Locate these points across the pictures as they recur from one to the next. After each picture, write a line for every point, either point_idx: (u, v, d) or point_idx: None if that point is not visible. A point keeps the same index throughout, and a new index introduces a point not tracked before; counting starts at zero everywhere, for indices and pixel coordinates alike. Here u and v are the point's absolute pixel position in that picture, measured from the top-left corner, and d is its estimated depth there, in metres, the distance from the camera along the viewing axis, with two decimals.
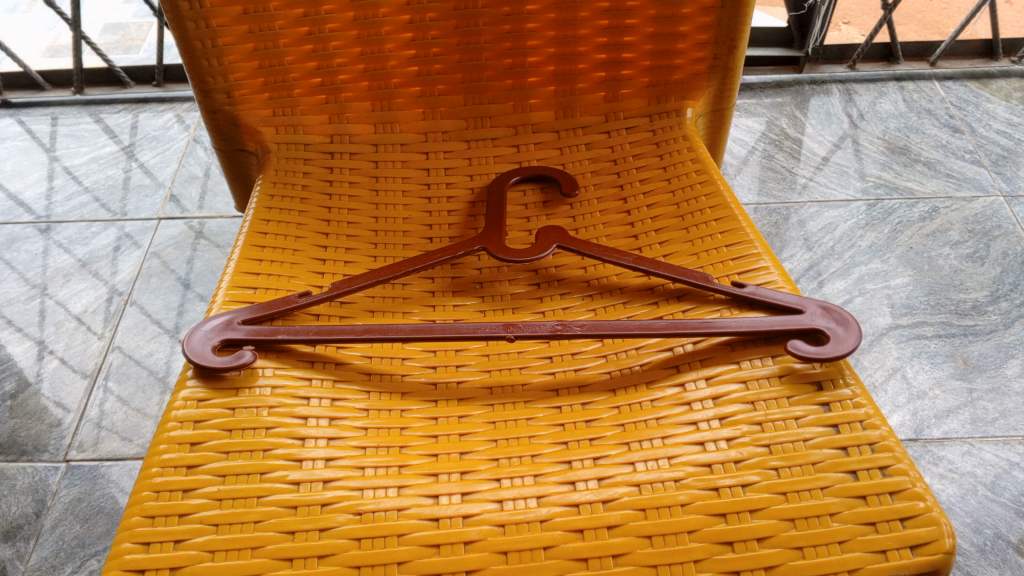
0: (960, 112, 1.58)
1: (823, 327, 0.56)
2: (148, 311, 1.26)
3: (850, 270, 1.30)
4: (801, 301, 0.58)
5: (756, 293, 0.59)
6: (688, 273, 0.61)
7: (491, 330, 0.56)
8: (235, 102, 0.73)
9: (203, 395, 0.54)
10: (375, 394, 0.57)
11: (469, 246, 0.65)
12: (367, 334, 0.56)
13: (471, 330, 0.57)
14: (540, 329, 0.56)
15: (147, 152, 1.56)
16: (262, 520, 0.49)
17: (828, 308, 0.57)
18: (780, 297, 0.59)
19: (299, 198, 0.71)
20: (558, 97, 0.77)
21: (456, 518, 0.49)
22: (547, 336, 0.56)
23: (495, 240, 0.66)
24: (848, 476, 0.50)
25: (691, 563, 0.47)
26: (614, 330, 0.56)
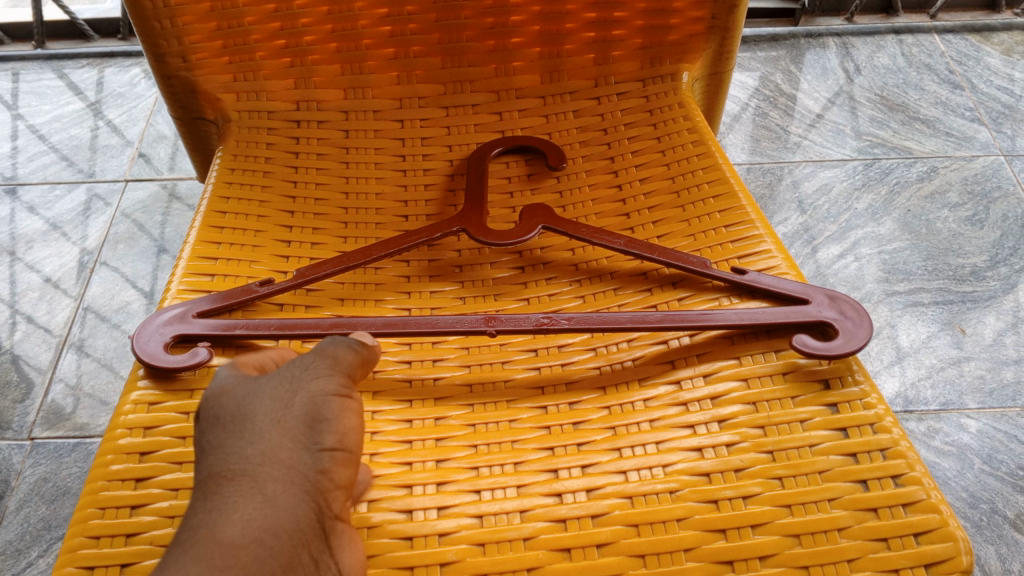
0: (960, 68, 1.52)
1: (830, 318, 0.52)
2: (119, 278, 1.21)
3: (846, 234, 1.25)
4: (806, 290, 0.54)
5: (760, 282, 0.55)
6: (683, 258, 0.57)
7: (470, 326, 0.52)
8: (192, 66, 0.67)
9: (154, 398, 0.50)
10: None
11: (446, 229, 0.60)
12: (334, 329, 0.52)
13: (450, 324, 0.52)
14: (524, 324, 0.52)
15: (114, 110, 1.48)
16: None
17: (836, 299, 0.53)
18: (787, 286, 0.55)
19: (261, 172, 0.66)
20: (544, 59, 0.71)
21: (431, 537, 0.45)
22: (530, 330, 0.52)
23: (475, 221, 0.61)
24: (857, 486, 0.46)
25: (681, 552, 0.44)
26: (602, 323, 0.52)
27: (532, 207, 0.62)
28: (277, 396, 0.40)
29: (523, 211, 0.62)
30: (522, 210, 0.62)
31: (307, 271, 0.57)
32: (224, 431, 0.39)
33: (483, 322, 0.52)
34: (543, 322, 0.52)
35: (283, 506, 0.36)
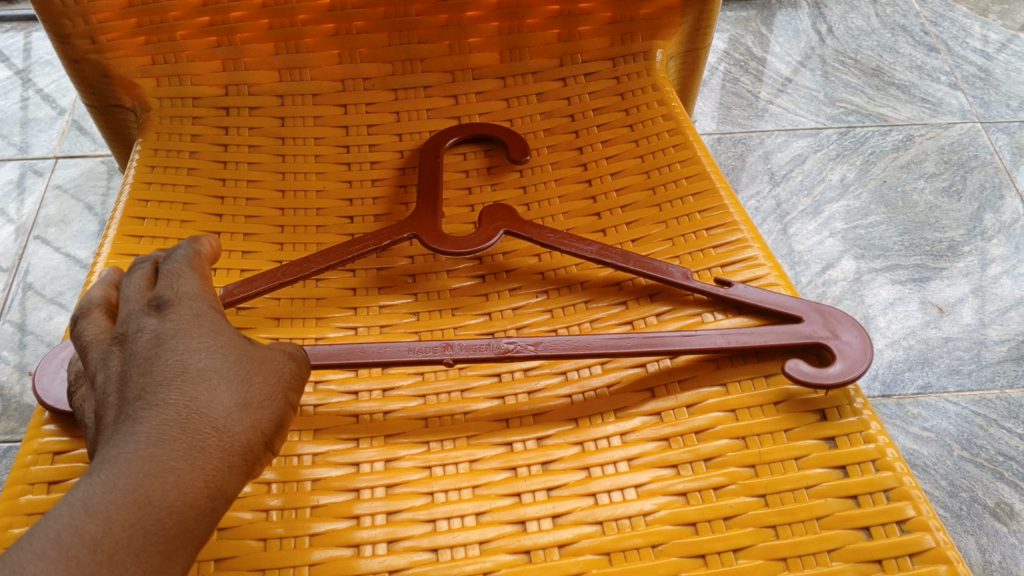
0: (936, 29, 1.47)
1: (823, 341, 0.46)
2: (54, 262, 1.11)
3: (820, 208, 1.20)
4: (796, 305, 0.48)
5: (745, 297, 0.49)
6: (660, 269, 0.51)
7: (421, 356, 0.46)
8: (102, 48, 0.59)
9: (61, 447, 0.45)
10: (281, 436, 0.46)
11: (397, 234, 0.53)
12: None
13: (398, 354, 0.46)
14: (482, 354, 0.46)
15: (43, 78, 1.37)
16: None
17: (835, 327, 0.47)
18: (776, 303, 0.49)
19: (185, 169, 0.58)
20: (503, 35, 0.64)
21: None
22: (494, 359, 0.46)
23: (428, 227, 0.54)
24: (860, 534, 0.41)
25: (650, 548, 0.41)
26: (573, 350, 0.46)
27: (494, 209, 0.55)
28: (262, 374, 0.37)
29: (483, 214, 0.55)
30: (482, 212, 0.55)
31: (236, 287, 0.50)
32: (204, 364, 0.36)
33: (435, 351, 0.46)
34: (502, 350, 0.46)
35: (238, 432, 0.35)
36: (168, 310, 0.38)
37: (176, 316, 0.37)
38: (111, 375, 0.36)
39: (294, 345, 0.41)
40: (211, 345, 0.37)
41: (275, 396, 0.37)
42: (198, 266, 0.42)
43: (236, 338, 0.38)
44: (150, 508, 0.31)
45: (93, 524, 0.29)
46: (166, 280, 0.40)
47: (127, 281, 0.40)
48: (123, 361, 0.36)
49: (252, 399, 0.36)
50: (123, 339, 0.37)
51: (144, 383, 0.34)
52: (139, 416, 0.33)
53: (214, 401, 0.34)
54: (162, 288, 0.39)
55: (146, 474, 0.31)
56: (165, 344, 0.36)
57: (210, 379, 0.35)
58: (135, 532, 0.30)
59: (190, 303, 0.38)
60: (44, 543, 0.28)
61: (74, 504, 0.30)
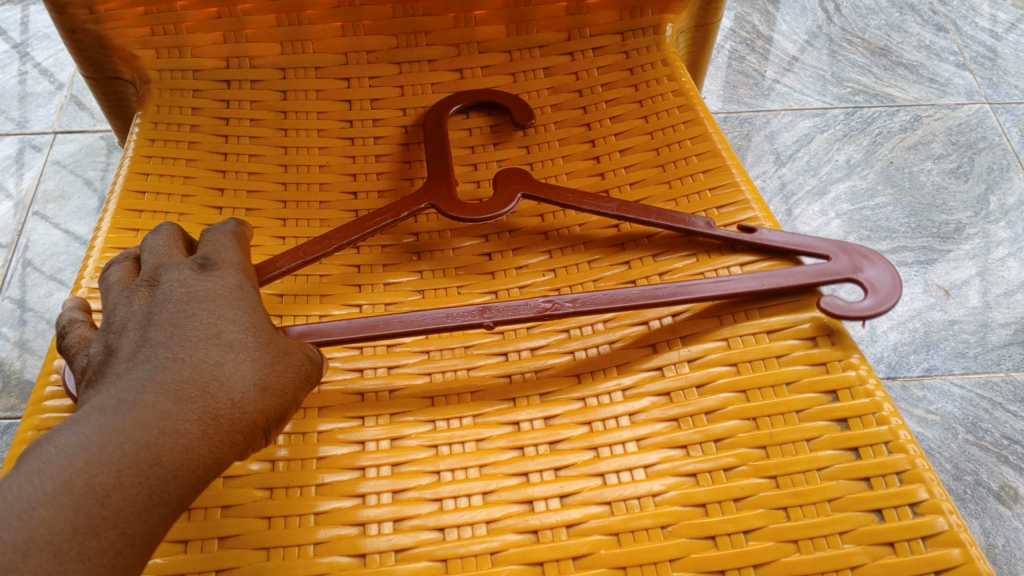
0: (944, 8, 1.45)
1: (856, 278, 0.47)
2: (53, 238, 1.10)
3: (826, 189, 1.19)
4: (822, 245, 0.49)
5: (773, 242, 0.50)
6: (683, 220, 0.50)
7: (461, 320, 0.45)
8: (100, 19, 0.58)
9: (63, 422, 0.44)
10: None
11: (414, 206, 0.52)
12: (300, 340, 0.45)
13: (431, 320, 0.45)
14: (526, 313, 0.45)
15: (41, 52, 1.35)
16: None
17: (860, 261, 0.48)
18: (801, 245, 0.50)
19: (186, 142, 0.57)
20: (510, 8, 0.63)
21: None
22: (531, 317, 0.45)
23: (444, 194, 0.53)
24: (872, 516, 0.40)
25: (667, 562, 0.40)
26: (611, 302, 0.45)
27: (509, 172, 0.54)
28: (285, 359, 0.39)
29: (497, 178, 0.54)
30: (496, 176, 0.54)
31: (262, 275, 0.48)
32: (236, 335, 0.38)
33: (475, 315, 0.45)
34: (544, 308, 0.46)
35: (250, 410, 0.36)
36: (211, 275, 0.40)
37: (215, 283, 0.40)
38: (140, 315, 0.39)
39: (315, 349, 0.43)
40: (243, 320, 0.39)
41: (291, 386, 0.39)
42: (241, 240, 0.45)
43: (266, 322, 0.40)
44: (157, 468, 0.32)
45: (104, 474, 0.31)
46: (212, 248, 0.43)
47: (153, 237, 0.44)
48: (155, 305, 0.39)
49: (269, 383, 0.38)
50: (160, 288, 0.40)
51: (174, 336, 0.37)
52: (163, 367, 0.35)
53: (237, 375, 0.36)
54: (207, 254, 0.42)
55: (157, 432, 0.33)
56: (199, 305, 0.38)
57: (237, 352, 0.37)
58: (140, 489, 0.32)
59: (230, 274, 0.41)
60: (57, 483, 0.30)
61: (89, 446, 0.32)
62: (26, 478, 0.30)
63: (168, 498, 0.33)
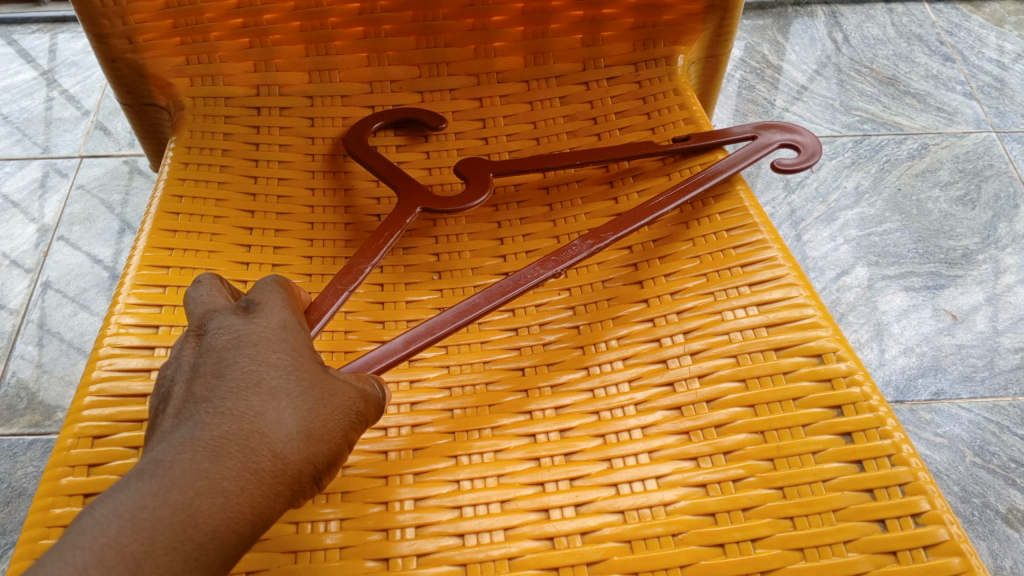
0: (951, 39, 1.48)
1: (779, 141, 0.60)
2: (77, 260, 1.13)
3: (835, 215, 1.21)
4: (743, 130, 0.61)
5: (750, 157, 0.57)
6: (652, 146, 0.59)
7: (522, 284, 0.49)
8: (138, 49, 0.61)
9: (100, 432, 0.47)
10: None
11: (406, 211, 0.54)
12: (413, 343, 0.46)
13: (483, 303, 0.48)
14: (582, 252, 0.51)
15: (68, 79, 1.39)
16: None
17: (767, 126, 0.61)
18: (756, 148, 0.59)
19: (218, 166, 0.60)
20: (527, 40, 0.66)
21: None
22: (588, 253, 0.51)
23: (424, 194, 0.55)
24: (876, 527, 0.42)
25: (677, 569, 0.42)
26: (642, 217, 0.53)
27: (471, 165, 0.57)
28: (329, 401, 0.38)
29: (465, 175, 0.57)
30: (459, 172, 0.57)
31: (314, 315, 0.46)
32: (279, 380, 0.36)
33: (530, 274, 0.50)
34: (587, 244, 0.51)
35: (293, 459, 0.35)
36: (254, 318, 0.39)
37: (259, 327, 0.38)
38: (185, 366, 0.38)
39: (373, 386, 0.42)
40: (288, 365, 0.37)
41: (339, 430, 0.37)
42: (286, 285, 0.43)
43: (312, 364, 0.39)
44: (194, 530, 0.31)
45: (138, 541, 0.30)
46: (256, 292, 0.41)
47: (196, 288, 0.43)
48: (199, 357, 0.37)
49: (315, 430, 0.36)
50: (204, 336, 0.39)
51: (216, 387, 0.35)
52: (202, 422, 0.34)
53: (279, 424, 0.35)
54: (251, 299, 0.41)
55: (196, 491, 0.32)
56: (241, 352, 0.37)
57: (280, 399, 0.36)
58: (175, 555, 0.30)
59: (276, 316, 0.40)
60: (90, 555, 0.29)
61: (124, 512, 0.30)
62: (58, 551, 0.29)
63: (208, 561, 0.31)
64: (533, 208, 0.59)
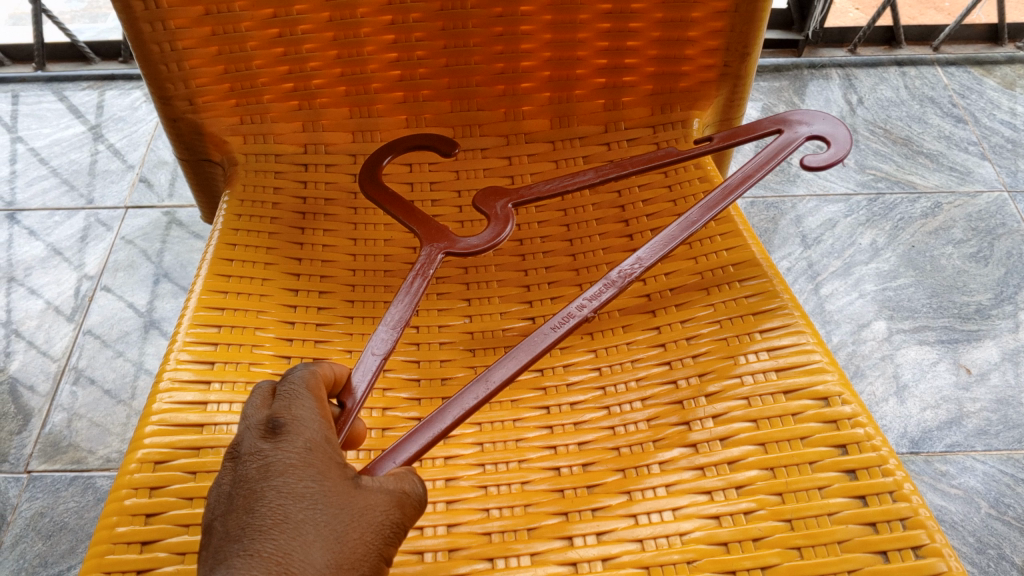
0: (963, 101, 1.51)
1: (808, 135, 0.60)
2: (118, 306, 1.18)
3: (850, 270, 1.24)
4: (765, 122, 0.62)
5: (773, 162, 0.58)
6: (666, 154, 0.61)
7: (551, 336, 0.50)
8: (198, 109, 0.67)
9: (161, 457, 0.51)
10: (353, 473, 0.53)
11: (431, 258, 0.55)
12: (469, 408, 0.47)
13: (510, 366, 0.48)
14: (605, 295, 0.52)
15: (115, 134, 1.43)
16: None
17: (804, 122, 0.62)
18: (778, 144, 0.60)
19: (269, 217, 0.65)
20: (554, 104, 0.71)
21: None
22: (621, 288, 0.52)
23: (447, 239, 0.56)
24: (878, 557, 0.45)
25: None
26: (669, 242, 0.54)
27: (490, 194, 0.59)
28: (361, 526, 0.37)
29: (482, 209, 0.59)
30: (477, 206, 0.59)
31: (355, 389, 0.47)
32: (307, 511, 0.35)
33: (558, 325, 0.51)
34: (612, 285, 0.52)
35: None
36: (281, 439, 0.38)
37: (286, 450, 0.37)
38: (218, 495, 0.37)
39: (412, 484, 0.41)
40: (317, 493, 0.36)
41: (370, 557, 0.36)
42: (314, 388, 0.41)
43: (342, 485, 0.37)
44: None
45: None
46: (283, 398, 0.40)
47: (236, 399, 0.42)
48: (230, 488, 0.36)
49: (345, 561, 0.35)
50: (236, 460, 0.38)
51: (248, 527, 0.34)
52: (231, 568, 0.33)
53: (309, 563, 0.34)
54: (277, 411, 0.39)
55: None
56: (269, 482, 0.36)
57: (308, 534, 0.35)
58: None
59: (303, 434, 0.38)
60: None
61: None
62: None
63: None
64: (559, 258, 0.64)
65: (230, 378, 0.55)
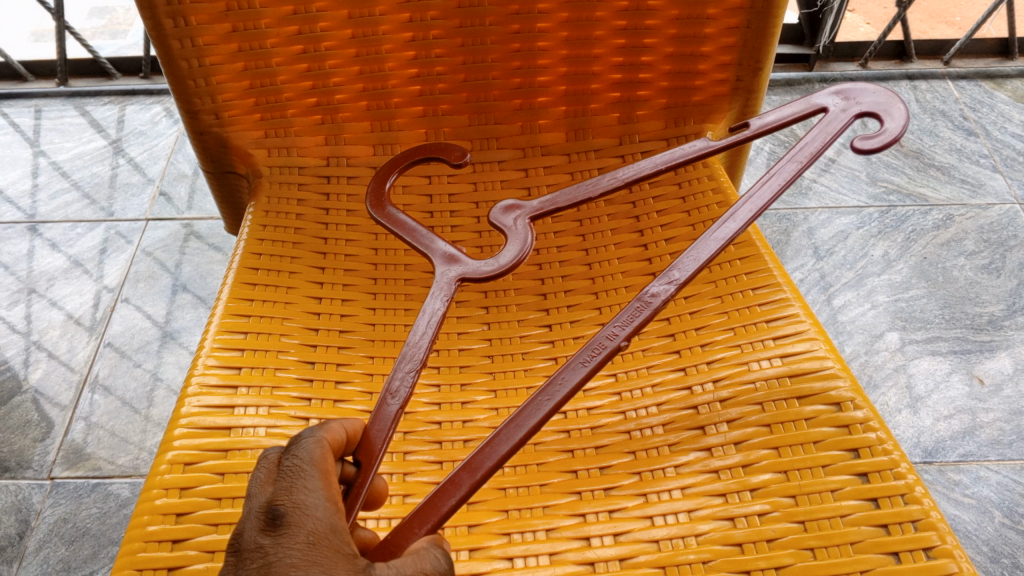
0: (975, 114, 1.52)
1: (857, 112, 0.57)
2: (137, 317, 1.20)
3: (862, 281, 1.25)
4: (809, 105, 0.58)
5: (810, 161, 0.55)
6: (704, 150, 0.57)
7: (578, 373, 0.46)
8: (224, 123, 0.69)
9: (190, 459, 0.53)
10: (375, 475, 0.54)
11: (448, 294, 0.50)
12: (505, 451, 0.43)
13: (540, 407, 0.44)
14: (635, 322, 0.48)
15: (135, 148, 1.46)
16: None
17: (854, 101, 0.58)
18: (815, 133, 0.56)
19: (293, 228, 0.67)
20: (570, 118, 0.73)
21: None
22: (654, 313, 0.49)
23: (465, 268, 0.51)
24: (890, 558, 0.46)
25: None
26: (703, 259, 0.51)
27: (505, 206, 0.54)
28: None
29: (498, 223, 0.54)
30: (492, 221, 0.54)
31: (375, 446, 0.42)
32: None
33: (588, 359, 0.46)
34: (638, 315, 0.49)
35: None
36: (282, 532, 0.32)
37: (287, 546, 0.31)
38: None
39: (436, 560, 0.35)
40: None
41: None
42: (323, 460, 0.35)
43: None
44: None
45: None
46: (286, 478, 0.34)
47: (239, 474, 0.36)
48: None
49: None
50: (233, 558, 0.32)
51: None
52: None
53: None
54: (278, 496, 0.33)
55: None
56: None
57: None
58: None
59: (305, 524, 0.32)
60: None
61: None
62: None
63: None
64: (574, 268, 0.66)
65: (256, 383, 0.57)
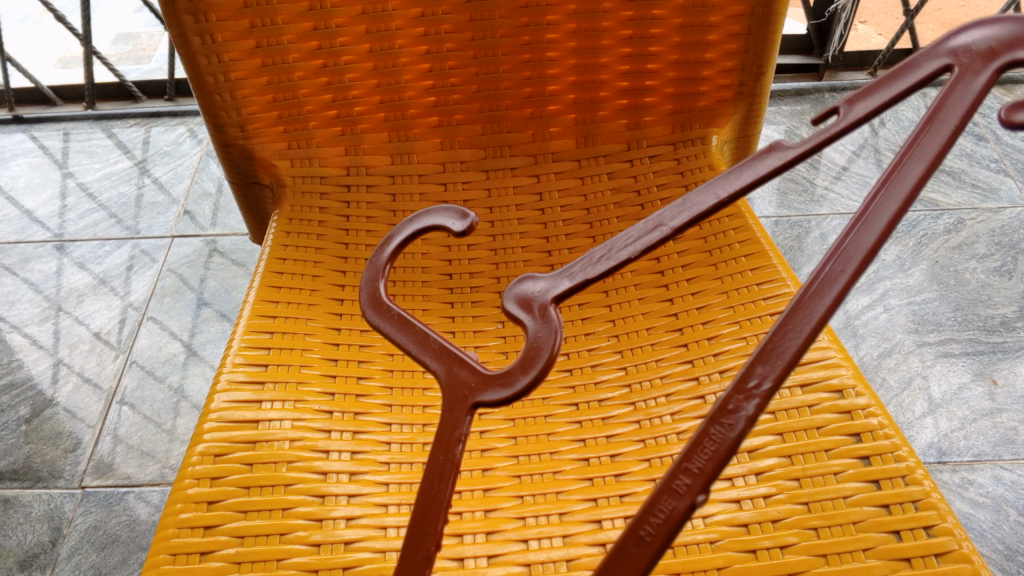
0: (985, 120, 1.53)
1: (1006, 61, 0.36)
2: (161, 333, 1.23)
3: (874, 285, 1.26)
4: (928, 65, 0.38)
5: (928, 170, 0.34)
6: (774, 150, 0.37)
7: (639, 552, 0.30)
8: (248, 136, 0.72)
9: (220, 450, 0.55)
10: (394, 464, 0.57)
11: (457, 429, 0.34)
12: None
13: None
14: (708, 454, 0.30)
15: (160, 168, 1.50)
16: (285, 558, 0.51)
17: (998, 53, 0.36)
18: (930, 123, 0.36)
19: (316, 234, 0.71)
20: (579, 125, 0.75)
21: (480, 559, 0.50)
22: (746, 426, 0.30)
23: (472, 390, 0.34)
24: (891, 536, 0.47)
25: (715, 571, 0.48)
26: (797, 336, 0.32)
27: (517, 291, 0.36)
28: None
29: (512, 314, 0.35)
30: (504, 312, 0.36)
31: None
32: None
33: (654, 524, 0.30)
34: (718, 442, 0.30)
35: None
36: None
37: None
38: None
39: None
40: None
41: None
42: None
43: None
44: None
45: None
46: None
47: None
48: None
49: None
50: None
51: None
52: None
53: None
54: None
55: None
56: None
57: None
58: None
59: None
60: None
61: None
62: None
63: None
64: None
65: (282, 379, 0.60)
